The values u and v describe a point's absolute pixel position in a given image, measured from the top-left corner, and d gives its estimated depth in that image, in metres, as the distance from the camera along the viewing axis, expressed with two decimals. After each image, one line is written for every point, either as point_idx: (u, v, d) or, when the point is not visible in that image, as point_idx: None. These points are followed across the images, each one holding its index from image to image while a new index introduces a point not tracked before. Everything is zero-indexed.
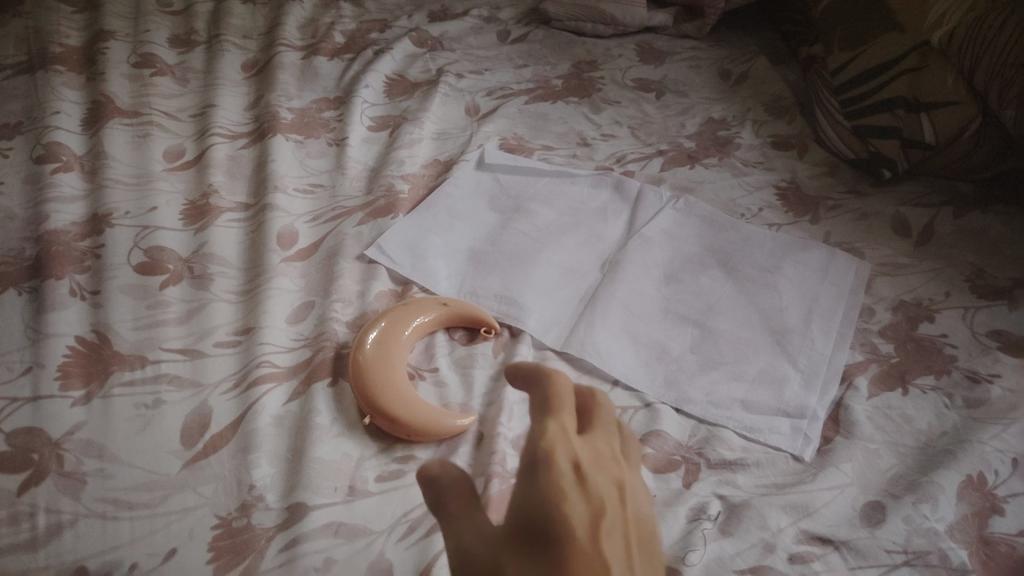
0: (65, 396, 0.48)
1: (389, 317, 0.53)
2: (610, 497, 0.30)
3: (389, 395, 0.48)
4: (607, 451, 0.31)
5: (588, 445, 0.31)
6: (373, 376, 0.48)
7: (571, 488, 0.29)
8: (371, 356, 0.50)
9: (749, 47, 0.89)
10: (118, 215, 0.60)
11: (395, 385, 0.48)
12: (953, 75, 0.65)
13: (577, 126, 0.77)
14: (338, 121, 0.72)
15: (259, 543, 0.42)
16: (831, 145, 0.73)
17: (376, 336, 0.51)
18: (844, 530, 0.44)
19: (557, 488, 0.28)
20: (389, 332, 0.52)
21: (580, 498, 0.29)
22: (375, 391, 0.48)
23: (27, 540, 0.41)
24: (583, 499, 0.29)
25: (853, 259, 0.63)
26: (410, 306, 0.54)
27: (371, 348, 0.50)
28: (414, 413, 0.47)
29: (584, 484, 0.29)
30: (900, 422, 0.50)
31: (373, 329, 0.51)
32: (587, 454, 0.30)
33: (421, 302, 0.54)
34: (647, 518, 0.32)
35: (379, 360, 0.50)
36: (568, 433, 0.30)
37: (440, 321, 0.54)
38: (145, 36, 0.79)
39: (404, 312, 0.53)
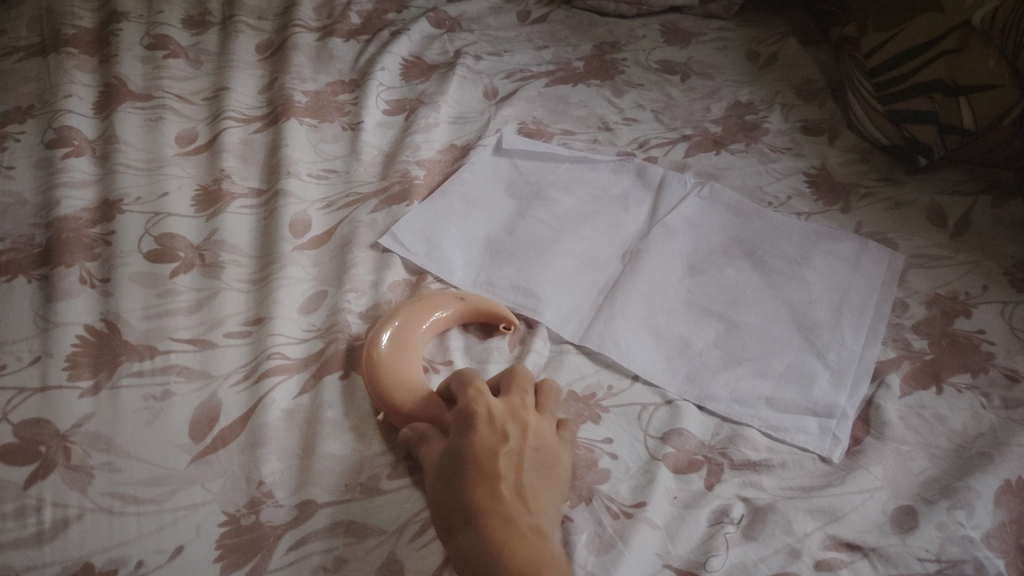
0: (73, 387, 0.47)
1: (405, 309, 0.51)
2: (514, 431, 0.41)
3: (402, 392, 0.46)
4: (519, 403, 0.43)
5: (503, 402, 0.43)
6: (386, 372, 0.47)
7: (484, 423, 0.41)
8: (384, 351, 0.48)
9: (778, 28, 0.86)
10: (128, 200, 0.58)
11: (408, 382, 0.46)
12: (995, 57, 0.62)
13: (599, 110, 0.74)
14: (353, 105, 0.70)
15: (268, 541, 0.41)
16: (863, 130, 0.70)
17: (390, 329, 0.49)
18: (874, 536, 0.42)
19: (472, 421, 0.41)
20: (404, 326, 0.50)
21: (490, 431, 0.40)
22: (388, 387, 0.46)
23: (33, 535, 0.40)
24: (493, 434, 0.40)
25: (886, 250, 0.60)
26: (428, 299, 0.52)
27: (385, 342, 0.48)
28: (427, 411, 0.45)
29: (494, 422, 0.41)
30: (933, 422, 0.48)
31: (387, 322, 0.50)
32: (501, 408, 0.42)
33: (440, 296, 0.52)
34: (554, 451, 0.42)
35: (393, 355, 0.48)
36: (486, 391, 0.43)
37: (459, 315, 0.52)
38: (159, 18, 0.77)
39: (421, 305, 0.51)
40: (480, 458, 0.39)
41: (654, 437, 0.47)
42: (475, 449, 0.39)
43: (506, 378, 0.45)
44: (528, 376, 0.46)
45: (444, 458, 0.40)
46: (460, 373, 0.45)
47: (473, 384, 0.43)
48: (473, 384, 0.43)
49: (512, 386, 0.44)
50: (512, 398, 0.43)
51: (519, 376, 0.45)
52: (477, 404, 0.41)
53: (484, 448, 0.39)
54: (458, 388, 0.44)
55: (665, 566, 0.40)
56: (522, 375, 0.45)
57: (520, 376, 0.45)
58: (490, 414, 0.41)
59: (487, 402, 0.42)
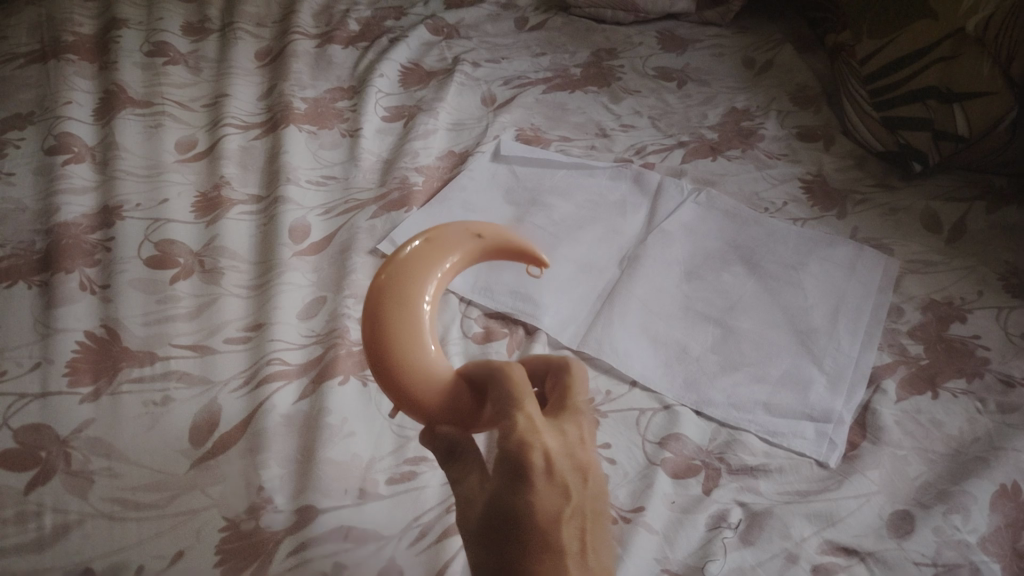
0: (73, 393, 0.47)
1: (410, 258, 0.36)
2: (577, 484, 0.29)
3: (428, 389, 0.34)
4: (579, 435, 0.31)
5: (555, 432, 0.30)
6: (409, 364, 0.34)
7: (539, 476, 0.28)
8: (400, 329, 0.34)
9: (774, 35, 0.87)
10: (128, 207, 0.58)
11: (433, 371, 0.34)
12: (989, 64, 0.62)
13: (596, 116, 0.75)
14: (351, 111, 0.71)
15: (268, 546, 0.41)
16: (858, 137, 0.71)
17: (396, 288, 0.35)
18: (870, 540, 0.42)
19: (525, 475, 0.28)
20: (417, 285, 0.35)
21: (551, 490, 0.28)
22: (408, 386, 0.34)
23: (33, 540, 0.40)
24: (556, 495, 0.28)
25: (882, 256, 0.61)
26: (435, 240, 0.37)
27: (397, 313, 0.34)
28: (457, 410, 0.34)
29: (554, 473, 0.29)
30: (929, 427, 0.49)
31: (387, 281, 0.35)
32: (555, 445, 0.29)
33: (449, 231, 0.37)
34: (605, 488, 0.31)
35: (410, 333, 0.34)
36: (538, 417, 0.30)
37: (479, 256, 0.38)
38: (159, 25, 0.77)
39: (432, 252, 0.36)
40: (545, 534, 0.27)
41: (652, 442, 0.47)
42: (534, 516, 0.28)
43: (558, 389, 0.33)
44: (582, 383, 0.34)
45: (484, 522, 0.28)
46: (498, 385, 0.32)
47: (520, 411, 0.30)
48: (519, 412, 0.30)
49: (566, 405, 0.32)
50: (569, 423, 0.31)
51: (574, 387, 0.33)
52: (531, 451, 0.29)
53: (544, 519, 0.28)
54: (498, 407, 0.31)
55: (663, 571, 0.40)
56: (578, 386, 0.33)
57: (575, 384, 0.33)
58: (549, 461, 0.29)
59: (542, 441, 0.29)
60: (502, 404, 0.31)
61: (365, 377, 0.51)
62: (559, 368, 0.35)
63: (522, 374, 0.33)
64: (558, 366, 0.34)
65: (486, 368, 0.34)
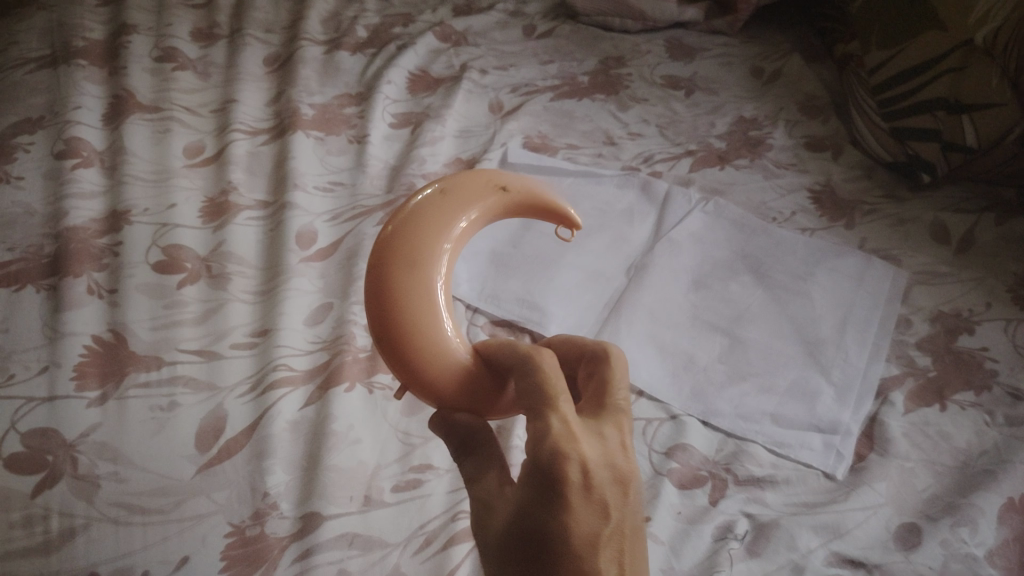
0: (80, 397, 0.47)
1: (419, 213, 0.38)
2: (615, 497, 0.29)
3: (438, 368, 0.36)
4: (619, 439, 0.30)
5: (594, 439, 0.30)
6: (422, 333, 0.36)
7: (576, 492, 0.28)
8: (412, 294, 0.36)
9: (783, 44, 0.87)
10: (136, 211, 0.58)
11: (447, 345, 0.36)
12: (998, 77, 0.62)
13: (604, 125, 0.75)
14: (359, 117, 0.71)
15: (273, 552, 0.42)
16: (867, 147, 0.71)
17: (407, 251, 0.37)
18: (877, 552, 0.42)
19: (561, 490, 0.28)
20: (429, 248, 0.37)
21: (587, 507, 0.28)
22: (413, 358, 0.36)
23: (40, 544, 0.40)
24: (592, 512, 0.28)
25: (890, 267, 0.61)
26: (445, 200, 0.39)
27: (405, 276, 0.36)
28: (471, 389, 0.36)
29: (591, 487, 0.28)
30: (937, 438, 0.48)
31: (391, 234, 0.37)
32: (594, 455, 0.29)
33: (465, 190, 0.39)
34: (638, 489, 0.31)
35: (422, 300, 0.36)
36: (574, 419, 0.30)
37: (495, 215, 0.40)
38: (167, 30, 0.77)
39: (445, 213, 0.38)
40: (578, 556, 0.27)
41: (659, 452, 0.47)
42: (569, 537, 0.27)
43: (597, 387, 0.33)
44: (623, 376, 0.33)
45: (512, 535, 0.28)
46: (531, 381, 0.31)
47: (556, 413, 0.30)
48: (555, 413, 0.30)
49: (604, 405, 0.32)
50: (608, 425, 0.31)
51: (615, 383, 0.33)
52: (569, 464, 0.28)
53: (581, 541, 0.27)
54: (531, 404, 0.31)
55: None
56: (618, 380, 0.33)
57: (615, 379, 0.33)
58: (586, 475, 0.28)
59: (579, 450, 0.29)
60: (536, 404, 0.30)
61: (371, 383, 0.51)
62: (597, 359, 0.34)
63: (556, 367, 0.32)
64: (599, 358, 0.34)
65: (503, 347, 0.35)
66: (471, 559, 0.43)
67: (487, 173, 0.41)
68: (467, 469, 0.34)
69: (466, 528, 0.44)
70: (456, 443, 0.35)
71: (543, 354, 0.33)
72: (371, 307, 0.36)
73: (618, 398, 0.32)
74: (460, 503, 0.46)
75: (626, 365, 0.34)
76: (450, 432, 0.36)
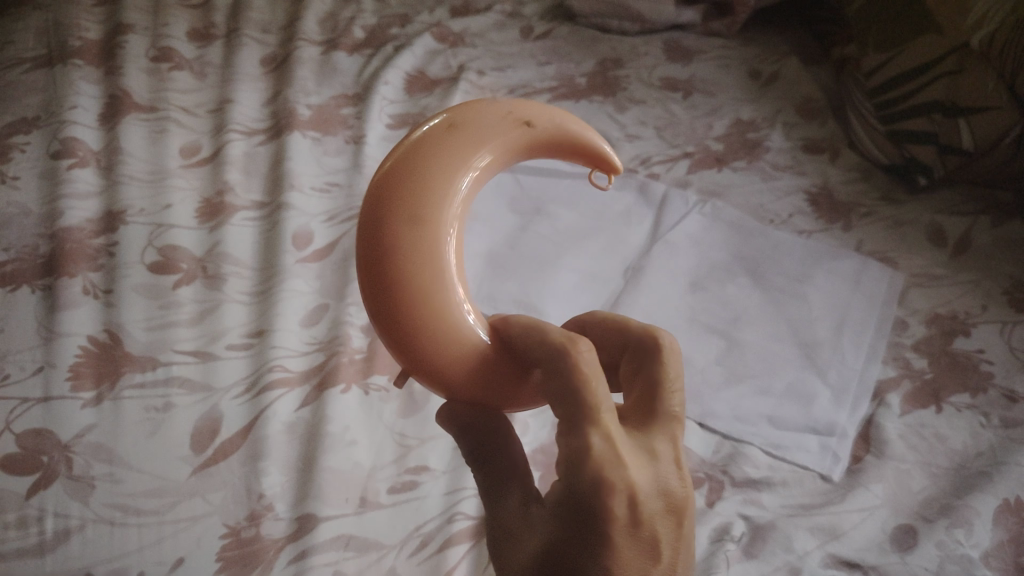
0: (75, 398, 0.47)
1: (428, 157, 0.36)
2: (665, 525, 0.29)
3: (452, 350, 0.35)
4: (670, 452, 0.30)
5: (643, 460, 0.29)
6: (439, 311, 0.35)
7: (623, 528, 0.28)
8: (418, 259, 0.35)
9: (781, 46, 0.86)
10: (132, 212, 0.58)
11: (459, 325, 0.35)
12: (994, 79, 0.62)
13: (601, 125, 0.74)
14: (356, 118, 0.70)
15: (268, 553, 0.42)
16: (864, 150, 0.71)
17: (413, 204, 0.35)
18: (873, 554, 0.44)
19: (608, 528, 0.28)
20: (438, 199, 0.36)
21: (633, 545, 0.29)
22: (428, 337, 0.35)
23: (34, 545, 0.40)
24: (636, 547, 0.29)
25: (887, 270, 0.61)
26: (454, 139, 0.37)
27: (410, 237, 0.35)
28: (485, 376, 0.36)
29: (639, 522, 0.29)
30: (933, 440, 0.49)
31: (398, 178, 0.36)
32: (644, 483, 0.29)
33: (477, 127, 0.38)
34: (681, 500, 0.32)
35: (431, 265, 0.35)
36: (618, 435, 0.29)
37: (513, 151, 0.39)
38: (163, 29, 0.77)
39: (455, 156, 0.37)
40: None
41: None
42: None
43: (645, 385, 0.32)
44: (675, 370, 0.32)
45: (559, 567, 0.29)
46: (567, 382, 0.30)
47: (599, 430, 0.29)
48: (597, 430, 0.29)
49: (653, 412, 0.31)
50: (656, 438, 0.31)
51: (667, 383, 0.32)
52: (614, 498, 0.28)
53: None
54: (568, 411, 0.30)
55: None
56: (671, 378, 0.32)
57: (667, 378, 0.32)
58: (632, 508, 0.28)
59: (627, 479, 0.28)
60: (575, 416, 0.29)
61: (367, 385, 0.51)
62: (648, 349, 0.33)
63: (594, 364, 0.31)
64: (649, 348, 0.33)
65: (524, 331, 0.34)
66: (468, 559, 0.44)
67: (506, 104, 0.39)
68: (484, 479, 0.36)
69: (464, 529, 0.45)
70: (472, 444, 0.37)
71: (579, 344, 0.31)
72: (367, 273, 0.35)
73: (667, 402, 0.31)
74: (457, 504, 0.46)
75: (679, 355, 0.33)
76: (465, 432, 0.37)
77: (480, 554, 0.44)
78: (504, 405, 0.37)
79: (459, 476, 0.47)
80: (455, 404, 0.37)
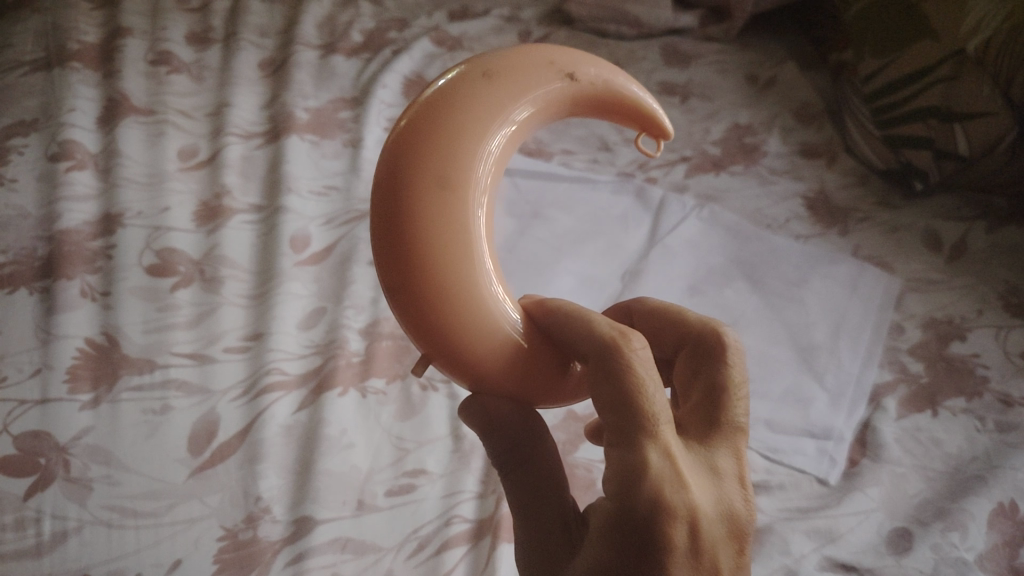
0: (72, 400, 0.47)
1: (461, 113, 0.34)
2: (724, 545, 0.29)
3: (480, 334, 0.33)
4: (732, 468, 0.31)
5: (699, 476, 0.29)
6: (469, 290, 0.33)
7: (681, 550, 0.28)
8: (447, 227, 0.33)
9: (778, 50, 0.86)
10: (130, 215, 0.58)
11: (490, 308, 0.34)
12: (989, 86, 0.61)
13: (599, 129, 0.72)
14: (354, 122, 0.70)
15: (265, 556, 0.43)
16: (860, 155, 0.71)
17: (444, 170, 0.33)
18: (869, 557, 0.45)
19: (665, 551, 0.28)
20: (470, 161, 0.34)
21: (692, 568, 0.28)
22: (457, 320, 0.33)
23: (32, 546, 0.41)
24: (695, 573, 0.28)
25: (883, 274, 0.62)
26: (491, 89, 0.35)
27: (442, 203, 0.33)
28: (523, 368, 0.35)
29: (698, 542, 0.28)
30: (928, 445, 0.50)
31: (426, 136, 0.33)
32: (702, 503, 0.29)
33: (514, 79, 0.36)
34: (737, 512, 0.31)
35: (461, 235, 0.33)
36: (675, 448, 0.29)
37: (551, 105, 0.37)
38: (161, 33, 0.76)
39: (490, 110, 0.35)
40: None
41: None
42: None
43: (706, 389, 0.32)
44: (740, 375, 0.32)
45: None
46: (619, 387, 0.29)
47: (655, 444, 0.28)
48: (655, 445, 0.28)
49: (716, 422, 0.31)
50: (717, 451, 0.31)
51: (732, 389, 0.32)
52: (672, 519, 0.28)
53: None
54: (619, 420, 0.29)
55: None
56: (736, 384, 0.32)
57: (732, 383, 0.32)
58: (691, 530, 0.28)
59: (685, 499, 0.28)
60: (628, 428, 0.29)
61: (365, 388, 0.50)
62: (714, 350, 0.33)
63: (648, 365, 0.30)
64: (713, 349, 0.33)
65: (570, 320, 0.33)
66: (465, 563, 0.44)
67: (548, 54, 0.37)
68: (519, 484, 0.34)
69: (461, 532, 0.45)
70: (502, 450, 0.35)
71: (632, 341, 0.30)
72: (388, 238, 0.33)
73: (730, 410, 0.31)
74: (455, 507, 0.46)
75: (744, 359, 0.33)
76: (496, 434, 0.35)
77: (478, 557, 0.44)
78: (539, 400, 0.36)
79: (458, 479, 0.47)
80: (484, 400, 0.35)
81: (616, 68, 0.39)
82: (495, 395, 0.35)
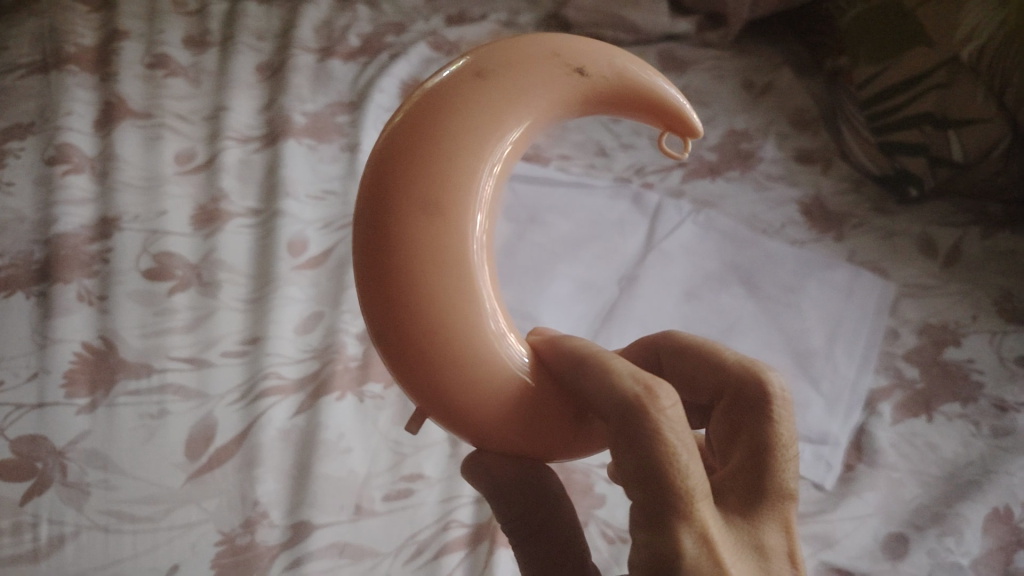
0: (69, 404, 0.47)
1: (452, 127, 0.34)
2: None
3: (468, 370, 0.33)
4: (781, 545, 0.30)
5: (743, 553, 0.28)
6: (454, 324, 0.33)
7: None
8: (434, 256, 0.33)
9: (775, 55, 0.85)
10: (127, 218, 0.58)
11: (483, 340, 0.33)
12: (983, 92, 0.62)
13: (596, 134, 0.73)
14: (351, 126, 0.70)
15: (263, 561, 0.43)
16: (855, 160, 0.71)
17: (431, 190, 0.33)
18: (865, 562, 0.45)
19: None
20: (461, 180, 0.33)
21: None
22: (444, 352, 0.33)
23: (29, 551, 0.41)
24: None
25: (879, 280, 0.62)
26: (482, 96, 0.34)
27: (427, 226, 0.33)
28: (529, 413, 0.34)
29: None
30: (924, 450, 0.51)
31: (410, 153, 0.33)
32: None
33: (511, 83, 0.35)
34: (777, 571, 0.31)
35: (446, 262, 0.33)
36: (713, 528, 0.28)
37: (560, 103, 0.36)
38: (159, 36, 0.76)
39: (484, 123, 0.34)
40: None
41: None
42: None
43: (750, 451, 0.31)
44: (787, 436, 0.31)
45: None
46: (648, 456, 0.27)
47: (690, 527, 0.27)
48: (689, 528, 0.27)
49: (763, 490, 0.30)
50: (765, 528, 0.30)
51: (777, 451, 0.31)
52: None
53: None
54: (649, 495, 0.28)
55: None
56: (782, 446, 0.31)
57: (778, 444, 0.31)
58: None
59: None
60: (662, 509, 0.27)
61: (362, 392, 0.50)
62: (760, 405, 0.32)
63: (679, 423, 0.28)
64: (759, 404, 0.32)
65: (584, 362, 0.33)
66: (462, 568, 0.44)
67: (556, 46, 0.36)
68: (529, 541, 0.36)
69: (459, 537, 0.45)
70: (513, 507, 0.36)
71: (660, 399, 0.28)
72: (371, 267, 0.33)
73: (777, 476, 0.30)
74: (452, 512, 0.46)
75: (790, 408, 0.32)
76: (505, 492, 0.36)
77: (476, 561, 0.44)
78: (558, 453, 0.36)
79: (455, 484, 0.47)
80: (488, 460, 0.36)
81: (637, 58, 0.38)
82: (498, 455, 0.36)
